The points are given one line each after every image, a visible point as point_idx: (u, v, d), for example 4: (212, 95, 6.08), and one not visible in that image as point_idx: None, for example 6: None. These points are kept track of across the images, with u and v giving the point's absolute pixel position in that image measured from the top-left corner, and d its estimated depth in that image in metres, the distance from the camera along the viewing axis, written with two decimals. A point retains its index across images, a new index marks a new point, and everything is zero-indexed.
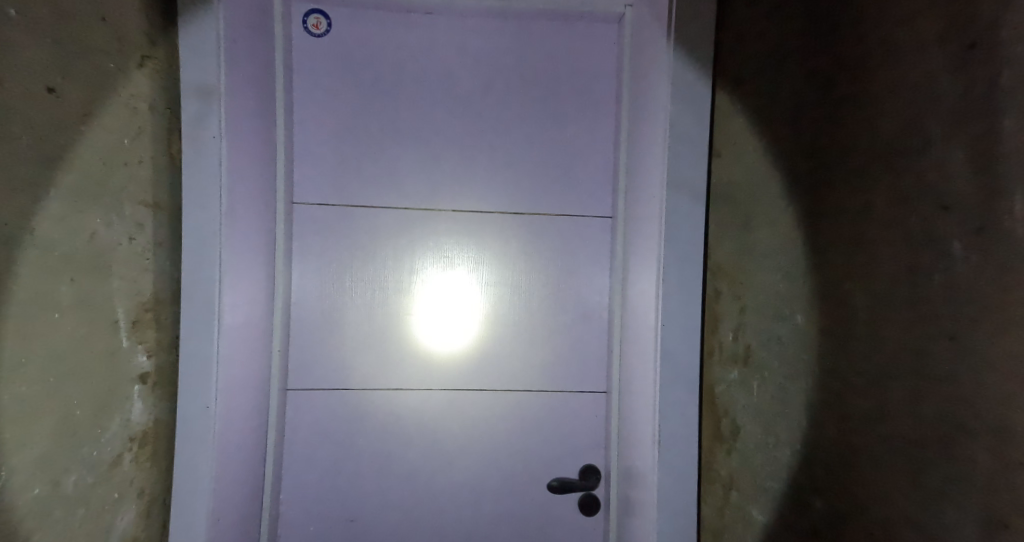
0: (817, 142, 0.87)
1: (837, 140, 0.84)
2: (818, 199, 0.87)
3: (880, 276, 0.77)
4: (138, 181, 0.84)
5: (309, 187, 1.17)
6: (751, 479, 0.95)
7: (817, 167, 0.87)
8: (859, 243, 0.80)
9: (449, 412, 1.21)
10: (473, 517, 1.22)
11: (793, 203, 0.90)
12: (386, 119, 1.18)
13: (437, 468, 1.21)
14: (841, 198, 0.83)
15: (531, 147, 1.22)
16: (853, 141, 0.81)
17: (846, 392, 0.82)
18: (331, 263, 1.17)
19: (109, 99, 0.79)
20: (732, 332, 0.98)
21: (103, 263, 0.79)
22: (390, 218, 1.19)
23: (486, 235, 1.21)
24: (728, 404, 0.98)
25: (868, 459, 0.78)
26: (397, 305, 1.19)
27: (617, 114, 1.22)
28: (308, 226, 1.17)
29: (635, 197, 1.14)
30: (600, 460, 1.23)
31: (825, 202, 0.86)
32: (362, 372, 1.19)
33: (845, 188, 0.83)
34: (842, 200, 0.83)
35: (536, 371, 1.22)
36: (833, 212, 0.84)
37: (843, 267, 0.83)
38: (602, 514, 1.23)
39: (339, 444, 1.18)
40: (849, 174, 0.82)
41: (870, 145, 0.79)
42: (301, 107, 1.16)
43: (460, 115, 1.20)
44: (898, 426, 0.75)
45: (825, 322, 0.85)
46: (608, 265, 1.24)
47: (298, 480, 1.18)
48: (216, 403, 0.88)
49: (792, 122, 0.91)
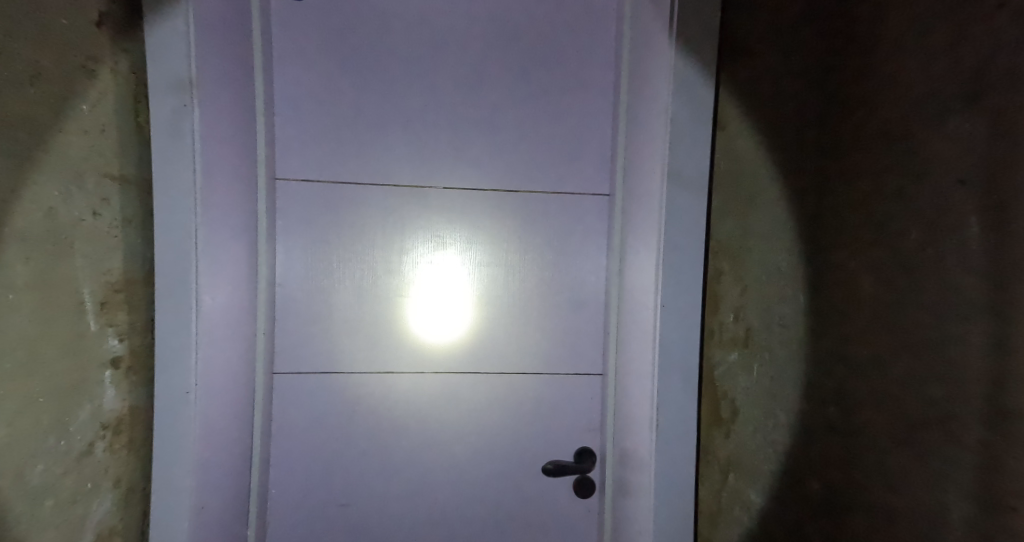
0: (833, 118, 0.84)
1: (852, 115, 0.81)
2: (832, 177, 0.84)
3: (886, 253, 0.74)
4: (101, 152, 0.79)
5: (294, 161, 1.11)
6: (751, 461, 0.92)
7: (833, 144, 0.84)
8: (868, 222, 0.77)
9: (442, 395, 1.18)
10: (467, 501, 1.19)
11: (809, 181, 0.88)
12: (373, 89, 1.13)
13: (430, 452, 1.18)
14: (852, 174, 0.80)
15: (526, 120, 1.17)
16: (868, 115, 0.78)
17: (851, 373, 0.80)
18: (317, 241, 1.13)
19: (64, 61, 0.74)
20: (732, 313, 0.91)
21: (65, 242, 0.75)
22: (378, 195, 1.14)
23: (478, 213, 1.17)
24: (728, 385, 0.92)
25: (873, 444, 0.76)
26: (388, 287, 1.15)
27: (616, 84, 1.17)
28: (293, 203, 1.12)
29: (633, 173, 1.10)
30: (596, 441, 1.21)
31: (837, 180, 0.83)
32: (351, 355, 1.15)
33: (858, 163, 0.79)
34: (853, 178, 0.80)
35: (531, 353, 1.19)
36: (845, 189, 0.81)
37: (850, 246, 0.80)
38: (597, 496, 1.21)
39: (328, 429, 1.15)
40: (861, 149, 0.79)
41: (884, 118, 0.75)
42: (281, 76, 1.10)
43: (451, 86, 1.15)
44: (902, 406, 0.72)
45: (836, 302, 0.82)
46: (605, 244, 1.20)
47: (287, 467, 1.15)
48: (195, 388, 0.84)
49: (810, 96, 0.88)
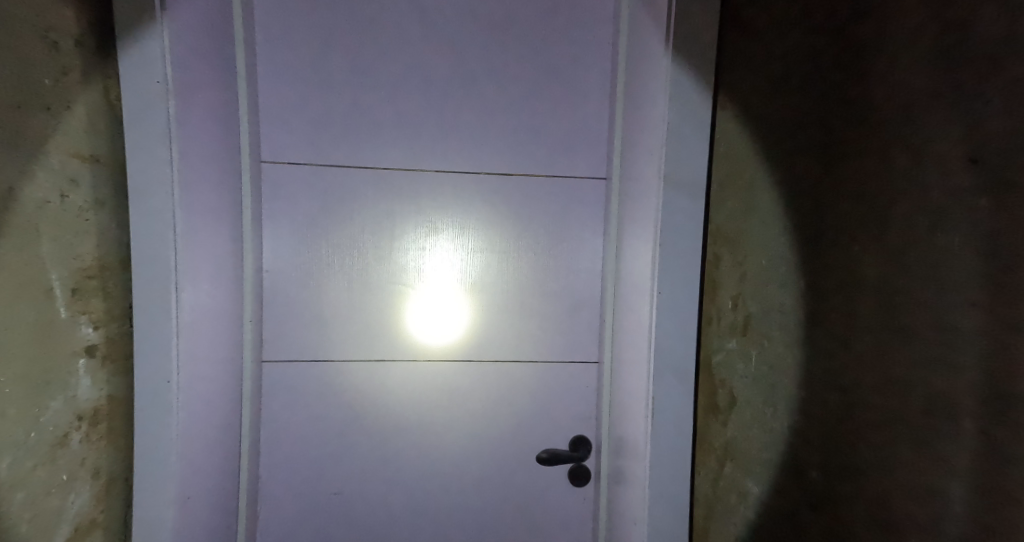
0: (810, 93, 0.80)
1: (833, 91, 0.77)
2: (813, 156, 0.80)
3: (888, 237, 0.70)
4: (69, 130, 0.75)
5: (281, 144, 1.08)
6: (749, 450, 0.90)
7: (812, 121, 0.80)
8: (856, 202, 0.74)
9: (434, 385, 1.16)
10: (459, 490, 1.18)
11: (786, 160, 0.84)
12: (362, 69, 1.09)
13: (422, 441, 1.16)
14: (836, 151, 0.76)
15: (520, 102, 1.13)
16: (851, 91, 0.74)
17: (846, 364, 0.75)
18: (306, 226, 1.10)
19: (25, 32, 0.70)
20: (731, 301, 0.92)
21: (30, 225, 0.71)
22: (367, 179, 1.11)
23: (470, 198, 1.14)
24: (726, 374, 0.93)
25: (858, 432, 0.73)
26: (378, 274, 1.12)
27: (614, 63, 1.14)
28: (280, 187, 1.09)
29: (631, 156, 1.07)
30: (591, 429, 1.19)
31: (824, 157, 0.78)
32: (341, 343, 1.13)
33: (842, 141, 0.76)
34: (835, 157, 0.76)
35: (524, 341, 1.17)
36: (831, 168, 0.77)
37: (836, 227, 0.77)
38: (592, 484, 1.20)
39: (319, 419, 1.13)
40: (845, 127, 0.75)
41: (870, 93, 0.72)
42: (266, 55, 1.06)
43: (443, 65, 1.11)
44: (903, 397, 0.68)
45: (821, 285, 0.79)
46: (602, 229, 1.17)
47: (278, 457, 1.13)
48: (177, 377, 0.82)
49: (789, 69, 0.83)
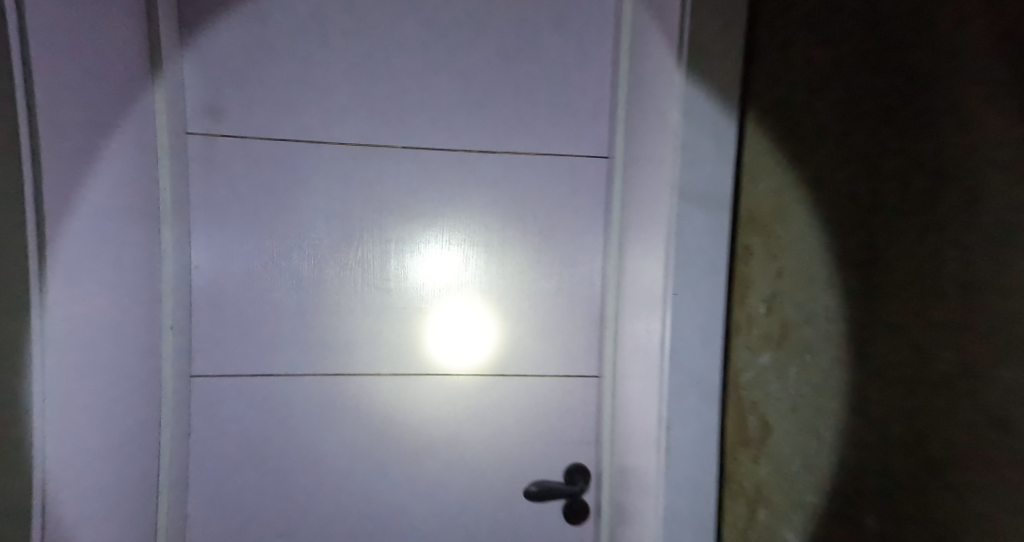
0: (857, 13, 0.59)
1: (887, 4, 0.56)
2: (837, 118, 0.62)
3: (980, 197, 0.48)
4: None
5: (213, 114, 0.90)
6: (788, 495, 0.68)
7: (859, 51, 0.59)
8: (896, 168, 0.55)
9: (403, 405, 0.96)
10: (433, 530, 0.98)
11: (803, 128, 0.66)
12: (314, 24, 0.91)
13: (387, 471, 0.97)
14: (868, 107, 0.58)
15: (505, 66, 0.95)
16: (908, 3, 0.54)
17: (909, 381, 0.53)
18: (246, 212, 0.91)
19: None
20: (764, 302, 0.71)
21: None
22: (321, 157, 0.93)
23: (445, 181, 0.96)
24: (757, 396, 0.72)
25: (931, 479, 0.52)
26: (334, 271, 0.94)
27: (616, 21, 0.96)
28: (212, 165, 0.90)
29: (638, 129, 0.88)
30: (590, 455, 1.01)
31: (874, 97, 0.57)
32: (289, 353, 0.94)
33: (901, 71, 0.55)
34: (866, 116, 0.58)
35: (510, 351, 0.98)
36: (884, 110, 0.56)
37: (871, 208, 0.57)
38: (592, 522, 1.01)
39: (260, 447, 0.94)
40: (907, 48, 0.54)
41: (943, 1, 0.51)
42: (195, 7, 0.88)
43: (411, 21, 0.93)
44: (1008, 430, 0.46)
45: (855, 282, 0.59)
46: (601, 219, 0.99)
47: (211, 493, 0.93)
48: (38, 406, 0.60)
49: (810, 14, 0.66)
